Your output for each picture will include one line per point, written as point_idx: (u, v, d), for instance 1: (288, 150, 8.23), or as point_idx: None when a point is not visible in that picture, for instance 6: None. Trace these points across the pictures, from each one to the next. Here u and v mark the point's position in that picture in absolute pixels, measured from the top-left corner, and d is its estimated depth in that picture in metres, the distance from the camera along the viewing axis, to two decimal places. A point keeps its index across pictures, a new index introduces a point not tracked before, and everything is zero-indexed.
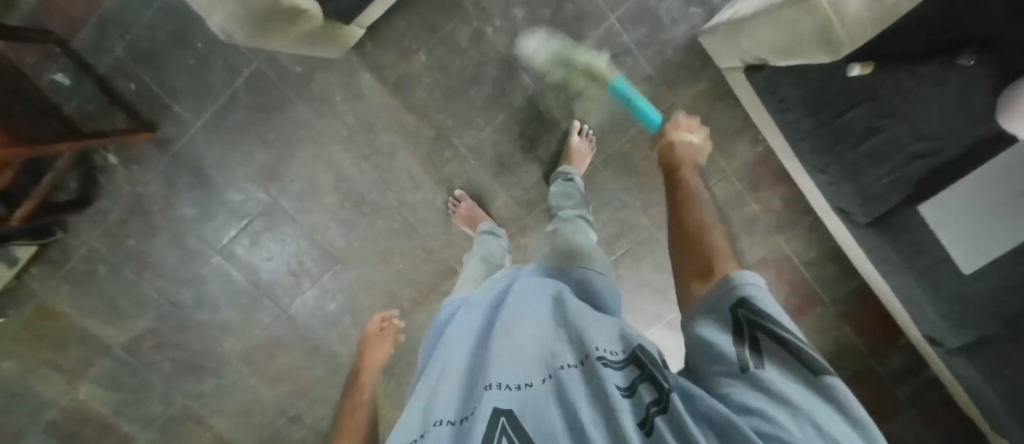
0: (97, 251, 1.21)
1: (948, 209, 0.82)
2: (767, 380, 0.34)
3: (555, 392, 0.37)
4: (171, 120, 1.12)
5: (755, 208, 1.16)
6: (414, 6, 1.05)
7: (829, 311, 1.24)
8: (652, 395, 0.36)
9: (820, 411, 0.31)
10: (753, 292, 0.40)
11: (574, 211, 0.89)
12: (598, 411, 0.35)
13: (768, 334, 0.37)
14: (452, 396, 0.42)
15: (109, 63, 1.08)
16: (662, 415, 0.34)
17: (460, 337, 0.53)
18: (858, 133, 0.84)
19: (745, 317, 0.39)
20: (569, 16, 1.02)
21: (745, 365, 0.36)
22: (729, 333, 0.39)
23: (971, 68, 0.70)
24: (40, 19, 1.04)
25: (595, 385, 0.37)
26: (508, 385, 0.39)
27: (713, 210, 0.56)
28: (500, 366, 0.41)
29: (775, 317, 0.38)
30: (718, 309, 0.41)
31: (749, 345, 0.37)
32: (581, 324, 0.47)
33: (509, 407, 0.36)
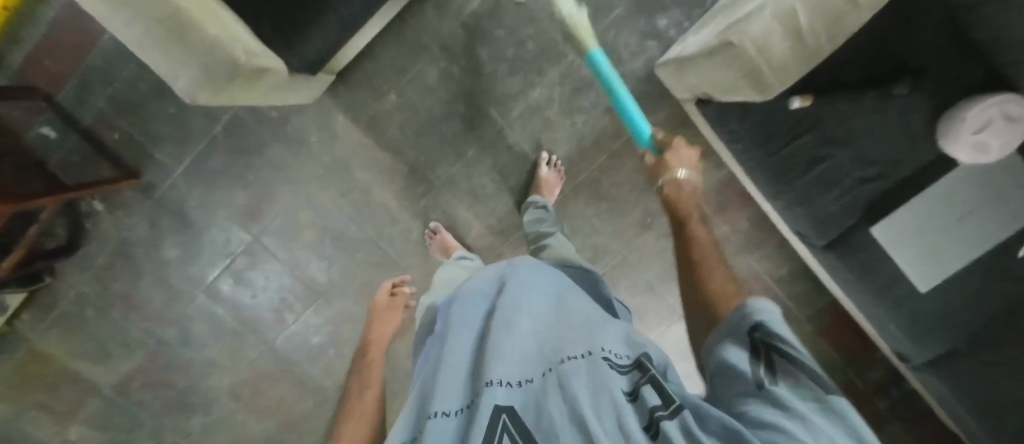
0: (85, 294, 1.25)
1: (900, 230, 0.86)
2: (783, 397, 0.34)
3: (557, 385, 0.43)
4: (154, 166, 1.16)
5: (724, 229, 1.18)
6: (382, 50, 1.10)
7: (805, 328, 1.25)
8: (659, 400, 0.38)
9: (833, 431, 0.31)
10: (766, 316, 0.40)
11: (550, 232, 0.94)
12: (600, 406, 0.39)
13: (784, 357, 0.38)
14: (455, 391, 0.50)
15: (93, 115, 1.13)
16: (670, 420, 0.35)
17: (470, 334, 0.60)
18: (804, 163, 0.87)
19: (761, 342, 0.39)
20: (531, 53, 1.07)
21: (760, 382, 0.36)
22: (747, 353, 0.39)
23: (908, 96, 0.76)
24: (28, 77, 1.10)
25: (595, 378, 0.42)
26: (509, 382, 0.46)
27: (716, 255, 0.57)
28: (502, 363, 0.48)
29: (791, 341, 0.38)
30: (733, 332, 0.42)
31: (762, 361, 0.38)
32: (586, 331, 0.52)
33: (509, 404, 0.43)
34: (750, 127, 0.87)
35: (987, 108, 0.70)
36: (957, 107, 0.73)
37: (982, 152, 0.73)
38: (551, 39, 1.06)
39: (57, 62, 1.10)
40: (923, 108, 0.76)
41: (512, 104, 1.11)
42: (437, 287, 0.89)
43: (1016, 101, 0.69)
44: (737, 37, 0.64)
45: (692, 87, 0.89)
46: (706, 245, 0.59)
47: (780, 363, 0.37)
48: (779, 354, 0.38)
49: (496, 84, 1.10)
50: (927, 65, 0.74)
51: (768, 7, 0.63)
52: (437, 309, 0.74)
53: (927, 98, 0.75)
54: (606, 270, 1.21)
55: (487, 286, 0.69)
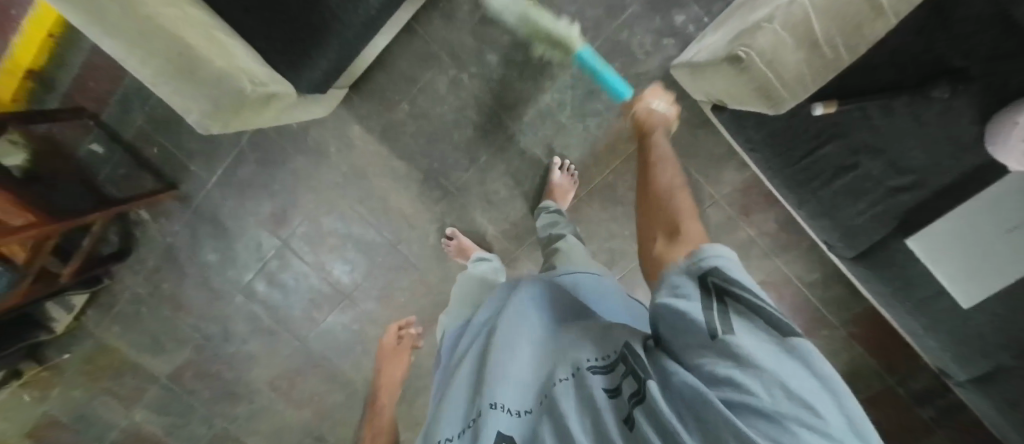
0: (139, 294, 1.37)
1: (937, 246, 0.79)
2: (738, 345, 0.32)
3: (549, 409, 0.42)
4: (189, 177, 1.24)
5: (749, 232, 1.12)
6: (393, 61, 1.11)
7: (839, 335, 1.18)
8: (633, 387, 0.37)
9: (783, 369, 0.30)
10: (722, 263, 0.39)
11: (570, 238, 0.88)
12: (584, 420, 0.39)
13: (736, 300, 0.36)
14: (459, 410, 0.50)
15: (133, 132, 1.21)
16: (641, 408, 0.35)
17: (475, 349, 0.59)
18: (830, 170, 0.81)
19: (715, 287, 0.37)
20: (540, 57, 1.06)
21: (714, 332, 0.34)
22: (699, 297, 0.37)
23: (948, 100, 0.68)
24: (74, 98, 1.19)
25: (581, 393, 0.41)
26: (512, 410, 0.45)
27: (677, 168, 0.62)
28: (503, 384, 0.47)
29: (744, 283, 0.37)
30: (688, 276, 0.40)
31: (714, 304, 0.36)
32: (579, 339, 0.50)
33: (511, 434, 0.43)
34: (767, 136, 0.82)
35: None
36: (1008, 108, 0.64)
37: None
38: None
39: (98, 84, 1.18)
40: (966, 113, 0.68)
41: (524, 109, 1.10)
42: (459, 291, 0.87)
43: None
44: (743, 49, 0.61)
45: (705, 92, 0.85)
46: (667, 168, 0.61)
47: (735, 311, 0.35)
48: (733, 299, 0.36)
49: (506, 90, 1.09)
50: (968, 66, 0.65)
51: (779, 15, 0.59)
52: (450, 329, 0.72)
53: (972, 103, 0.67)
54: (623, 274, 1.19)
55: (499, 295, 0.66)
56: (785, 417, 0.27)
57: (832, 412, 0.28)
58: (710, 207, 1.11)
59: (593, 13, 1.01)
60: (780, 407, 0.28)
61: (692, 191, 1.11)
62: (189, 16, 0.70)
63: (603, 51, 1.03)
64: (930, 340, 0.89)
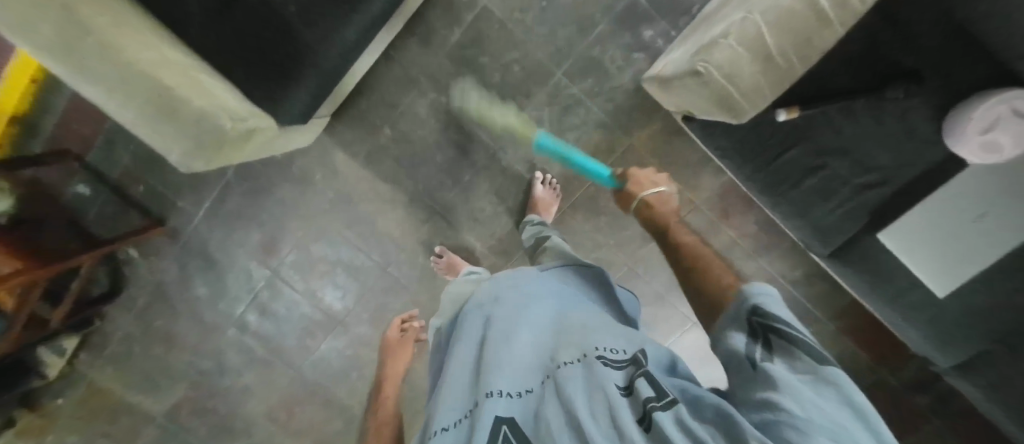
0: (131, 334, 1.36)
1: (908, 239, 0.81)
2: (774, 374, 0.31)
3: (553, 392, 0.41)
4: (177, 213, 1.25)
5: (732, 234, 1.14)
6: (373, 88, 1.14)
7: (827, 330, 1.20)
8: (651, 390, 0.35)
9: (814, 394, 0.28)
10: (763, 300, 0.37)
11: (556, 243, 0.87)
12: (595, 406, 0.36)
13: (780, 336, 0.34)
14: (456, 398, 0.48)
15: (119, 172, 1.22)
16: (664, 411, 0.33)
17: (471, 340, 0.56)
18: (799, 173, 0.83)
19: (759, 325, 0.36)
20: (516, 76, 1.08)
21: (754, 359, 0.34)
22: (745, 337, 0.36)
23: (906, 100, 0.71)
24: (59, 142, 1.20)
25: (591, 380, 0.39)
26: (509, 393, 0.44)
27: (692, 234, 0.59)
28: (502, 372, 0.46)
29: (786, 320, 0.35)
30: (731, 316, 0.39)
31: (758, 343, 0.35)
32: (582, 329, 0.49)
33: (510, 416, 0.41)
34: (736, 144, 0.85)
35: (993, 106, 0.66)
36: (968, 100, 0.68)
37: (995, 152, 0.68)
38: (535, 62, 1.07)
39: (82, 127, 1.19)
40: (921, 110, 0.72)
41: (504, 127, 1.12)
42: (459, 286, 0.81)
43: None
44: (703, 64, 0.65)
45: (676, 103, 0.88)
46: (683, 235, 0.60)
47: (778, 343, 0.34)
48: (779, 335, 0.34)
49: (485, 110, 1.12)
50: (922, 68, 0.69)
51: (733, 31, 0.62)
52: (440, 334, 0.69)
53: (927, 100, 0.71)
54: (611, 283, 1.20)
55: (495, 287, 0.64)
56: (813, 431, 0.26)
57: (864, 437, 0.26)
58: (691, 212, 1.13)
59: (564, 32, 1.04)
60: (815, 425, 0.26)
61: None
62: (173, 63, 0.73)
63: (577, 68, 1.06)
64: (910, 330, 0.91)
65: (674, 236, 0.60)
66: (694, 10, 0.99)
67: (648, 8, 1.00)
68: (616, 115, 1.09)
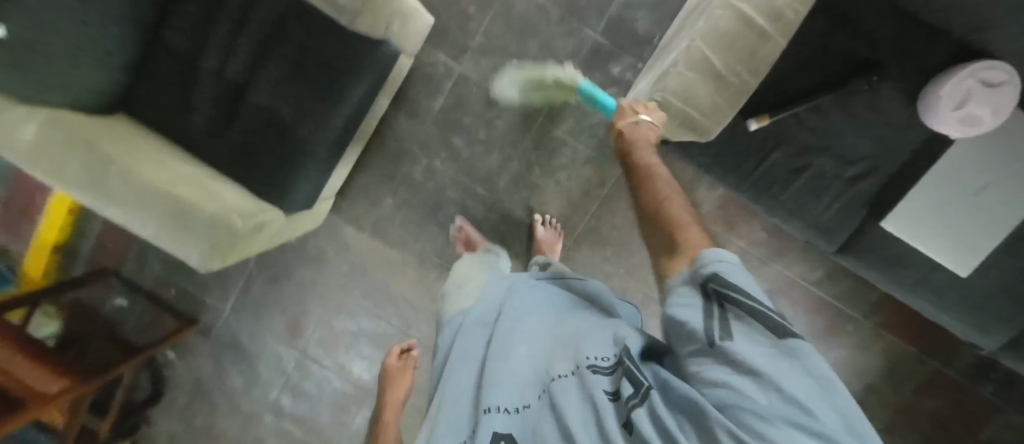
0: (174, 435, 1.40)
1: (908, 219, 0.77)
2: (733, 350, 0.30)
3: (549, 406, 0.42)
4: (207, 310, 1.32)
5: (741, 244, 1.13)
6: (370, 163, 1.20)
7: (865, 326, 1.14)
8: (632, 388, 0.36)
9: (779, 373, 0.27)
10: (722, 268, 0.36)
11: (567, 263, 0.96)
12: (585, 413, 0.38)
13: (737, 307, 0.33)
14: (461, 418, 0.50)
15: (152, 280, 1.31)
16: (642, 408, 0.33)
17: (475, 361, 0.56)
18: (784, 176, 0.79)
19: (714, 293, 0.35)
20: (500, 128, 1.14)
21: (712, 339, 0.32)
22: (701, 306, 0.35)
23: (874, 87, 0.73)
24: (98, 262, 1.31)
25: (582, 391, 0.40)
26: (507, 409, 0.45)
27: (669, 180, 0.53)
28: (499, 387, 0.47)
29: (745, 288, 0.34)
30: (689, 286, 0.38)
31: (715, 314, 0.34)
32: (576, 336, 0.49)
33: (508, 431, 0.43)
34: (715, 161, 0.80)
35: (961, 80, 0.68)
36: (936, 77, 0.71)
37: (975, 125, 0.69)
38: (516, 114, 1.13)
39: (117, 245, 1.30)
40: (892, 96, 0.74)
41: (498, 178, 1.17)
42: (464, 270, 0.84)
43: (988, 67, 0.68)
44: (659, 94, 0.67)
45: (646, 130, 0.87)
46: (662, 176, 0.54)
47: (734, 316, 0.33)
48: (734, 308, 0.33)
49: (477, 165, 1.17)
50: (878, 58, 0.72)
51: (680, 59, 0.65)
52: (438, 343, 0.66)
53: (894, 86, 0.73)
54: None
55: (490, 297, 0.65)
56: (777, 419, 0.25)
57: (832, 416, 0.25)
58: None
59: None
60: (777, 410, 0.25)
61: None
62: (190, 179, 0.82)
63: (555, 111, 1.11)
64: None
65: (645, 174, 0.55)
66: (655, 39, 1.04)
67: (612, 47, 1.06)
68: (601, 147, 1.12)
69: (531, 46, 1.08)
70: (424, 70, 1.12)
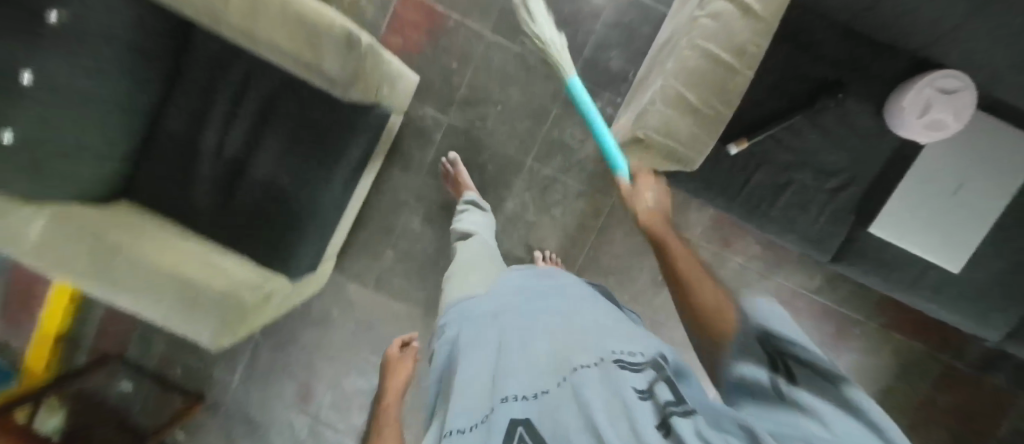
0: None
1: (896, 222, 0.80)
2: (796, 395, 0.26)
3: (571, 391, 0.37)
4: (215, 384, 1.30)
5: (738, 260, 1.15)
6: (367, 219, 1.22)
7: (871, 328, 1.15)
8: (671, 396, 0.33)
9: (848, 418, 0.23)
10: (777, 323, 0.34)
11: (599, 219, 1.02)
12: (612, 404, 0.33)
13: (799, 363, 0.30)
14: (471, 402, 0.44)
15: (157, 360, 1.30)
16: (683, 416, 0.30)
17: (487, 349, 0.51)
18: (770, 192, 0.83)
19: (774, 353, 0.32)
20: (492, 171, 1.17)
21: (773, 386, 0.29)
22: (763, 365, 0.32)
23: (841, 104, 0.78)
24: (100, 347, 1.29)
25: (609, 382, 0.36)
26: (524, 396, 0.40)
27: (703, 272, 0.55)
28: (517, 378, 0.43)
29: (807, 347, 0.31)
30: (745, 346, 0.35)
31: (776, 369, 0.30)
32: (597, 333, 0.46)
33: (526, 417, 0.38)
34: (702, 185, 0.83)
35: (919, 90, 0.73)
36: (899, 88, 0.76)
37: (940, 129, 0.73)
38: (506, 157, 1.16)
39: (119, 328, 1.29)
40: (858, 110, 0.78)
41: (494, 220, 1.19)
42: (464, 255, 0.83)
43: (943, 75, 0.72)
44: (641, 132, 0.70)
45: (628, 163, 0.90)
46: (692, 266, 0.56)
47: (792, 369, 0.29)
48: (794, 361, 0.30)
49: None
50: (840, 78, 0.77)
51: (657, 98, 0.69)
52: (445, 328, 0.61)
53: (859, 101, 0.78)
54: None
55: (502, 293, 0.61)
56: None
57: None
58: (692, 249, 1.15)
59: (523, 125, 1.14)
60: None
61: None
62: (189, 257, 0.82)
63: (543, 151, 1.15)
64: None
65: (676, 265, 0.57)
66: (630, 75, 1.09)
67: (590, 87, 1.11)
68: (592, 180, 1.15)
69: (513, 92, 1.13)
70: (413, 126, 1.16)
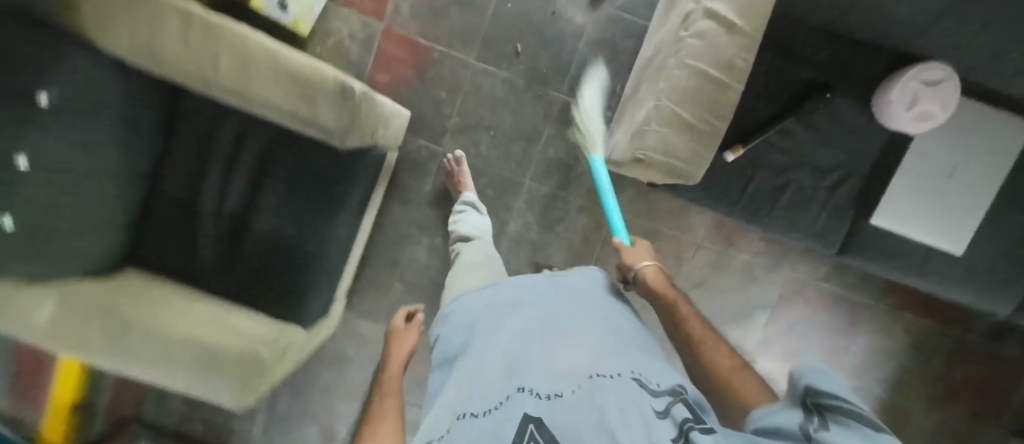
0: None
1: (896, 212, 0.81)
2: (825, 434, 0.29)
3: (588, 398, 0.36)
4: (236, 435, 1.30)
5: (744, 257, 1.16)
6: (371, 255, 1.22)
7: (880, 310, 1.17)
8: (687, 413, 0.35)
9: None
10: (816, 380, 0.36)
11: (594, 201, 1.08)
12: (628, 418, 0.32)
13: (831, 410, 0.32)
14: (480, 391, 0.42)
15: (175, 417, 1.29)
16: (703, 432, 0.32)
17: (501, 340, 0.49)
18: (770, 194, 0.84)
19: (810, 403, 0.34)
20: (491, 194, 1.17)
21: (804, 430, 0.31)
22: (798, 413, 0.34)
23: (829, 103, 0.79)
24: (118, 411, 1.28)
25: (627, 395, 0.36)
26: (539, 394, 0.38)
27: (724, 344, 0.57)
28: (533, 374, 0.41)
29: (842, 396, 0.33)
30: (787, 401, 0.38)
31: (810, 416, 0.33)
32: (615, 348, 0.45)
33: (539, 414, 0.35)
34: (703, 195, 0.84)
35: (905, 84, 0.74)
36: (884, 83, 0.78)
37: (929, 119, 0.75)
38: (504, 180, 1.16)
39: (134, 390, 1.28)
40: (846, 107, 0.80)
41: (498, 242, 1.18)
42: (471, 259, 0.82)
43: (926, 68, 0.74)
44: (641, 153, 0.69)
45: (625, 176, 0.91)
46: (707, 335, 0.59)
47: (826, 415, 0.32)
48: (832, 412, 0.32)
49: None
50: (825, 78, 0.79)
51: (652, 117, 0.70)
52: (457, 325, 0.61)
53: (845, 99, 0.80)
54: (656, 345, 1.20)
55: (517, 294, 0.60)
56: None
57: None
58: (697, 251, 1.16)
59: (518, 146, 1.15)
60: None
61: (674, 246, 1.16)
62: (207, 321, 0.82)
63: (540, 170, 1.16)
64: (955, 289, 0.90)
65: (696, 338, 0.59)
66: (617, 89, 1.12)
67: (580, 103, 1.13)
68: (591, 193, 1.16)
69: (505, 116, 1.14)
70: (409, 158, 1.16)
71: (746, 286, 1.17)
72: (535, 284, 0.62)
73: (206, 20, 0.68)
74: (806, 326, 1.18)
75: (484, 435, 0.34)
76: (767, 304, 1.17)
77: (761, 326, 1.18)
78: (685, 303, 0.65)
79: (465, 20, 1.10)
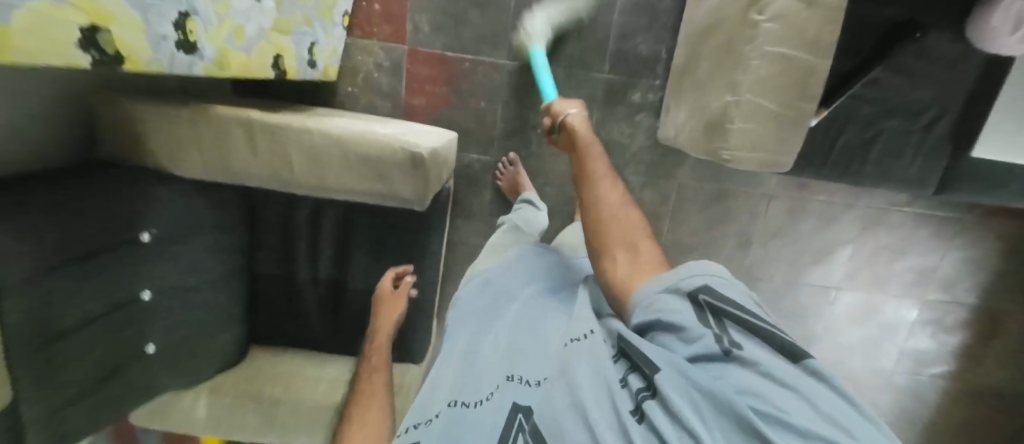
0: None
1: (1000, 140, 0.76)
2: (752, 356, 0.37)
3: (564, 380, 0.45)
4: None
5: (821, 199, 1.13)
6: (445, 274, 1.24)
7: (972, 222, 1.13)
8: (641, 382, 0.41)
9: (804, 385, 0.34)
10: (709, 275, 0.46)
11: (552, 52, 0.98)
12: (598, 394, 0.41)
13: (732, 317, 0.42)
14: (475, 378, 0.52)
15: None
16: (653, 399, 0.38)
17: (497, 331, 0.61)
18: (860, 148, 0.82)
19: (707, 300, 0.44)
20: (551, 192, 1.16)
21: (725, 347, 0.39)
22: (696, 312, 0.44)
23: (920, 42, 0.72)
24: None
25: (600, 371, 0.44)
26: (528, 382, 0.48)
27: (621, 191, 0.62)
28: (524, 366, 0.51)
29: (734, 300, 0.43)
30: (681, 285, 0.47)
31: (712, 322, 0.42)
32: (584, 316, 0.55)
33: (526, 403, 0.45)
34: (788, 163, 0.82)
35: (1011, 4, 0.63)
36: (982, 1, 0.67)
37: None
38: (561, 174, 1.14)
39: None
40: (939, 42, 0.73)
41: None
42: (498, 240, 0.89)
43: None
44: (726, 152, 0.70)
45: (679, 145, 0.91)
46: (606, 179, 0.63)
47: (732, 327, 0.41)
48: (727, 318, 0.42)
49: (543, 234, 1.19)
50: (915, 15, 0.71)
51: (735, 116, 0.68)
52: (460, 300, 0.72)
53: (936, 34, 0.72)
54: None
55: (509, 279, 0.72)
56: (811, 422, 0.31)
57: (863, 426, 0.31)
58: (770, 203, 1.14)
59: None
60: (807, 419, 0.31)
61: (745, 203, 1.14)
62: (336, 382, 0.90)
63: None
64: None
65: (595, 185, 0.63)
66: (663, 55, 1.05)
67: (625, 80, 1.07)
68: (651, 170, 1.12)
69: None
70: (463, 175, 1.15)
71: (826, 226, 1.15)
72: (523, 265, 0.74)
73: (268, 124, 0.67)
74: (893, 252, 1.16)
75: (483, 430, 0.44)
76: (849, 239, 1.15)
77: (844, 262, 1.17)
78: (596, 146, 0.66)
79: (487, 20, 1.03)
